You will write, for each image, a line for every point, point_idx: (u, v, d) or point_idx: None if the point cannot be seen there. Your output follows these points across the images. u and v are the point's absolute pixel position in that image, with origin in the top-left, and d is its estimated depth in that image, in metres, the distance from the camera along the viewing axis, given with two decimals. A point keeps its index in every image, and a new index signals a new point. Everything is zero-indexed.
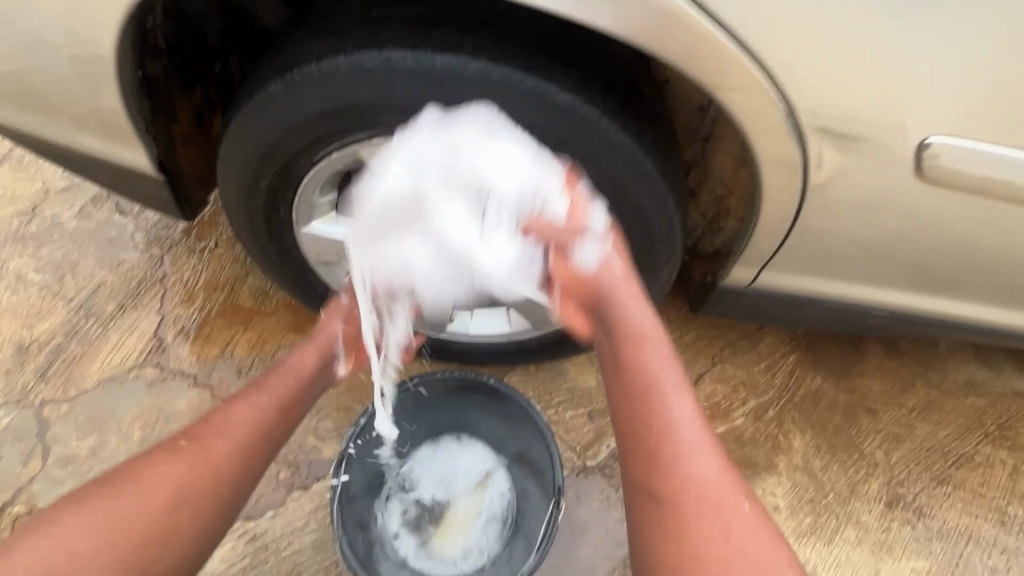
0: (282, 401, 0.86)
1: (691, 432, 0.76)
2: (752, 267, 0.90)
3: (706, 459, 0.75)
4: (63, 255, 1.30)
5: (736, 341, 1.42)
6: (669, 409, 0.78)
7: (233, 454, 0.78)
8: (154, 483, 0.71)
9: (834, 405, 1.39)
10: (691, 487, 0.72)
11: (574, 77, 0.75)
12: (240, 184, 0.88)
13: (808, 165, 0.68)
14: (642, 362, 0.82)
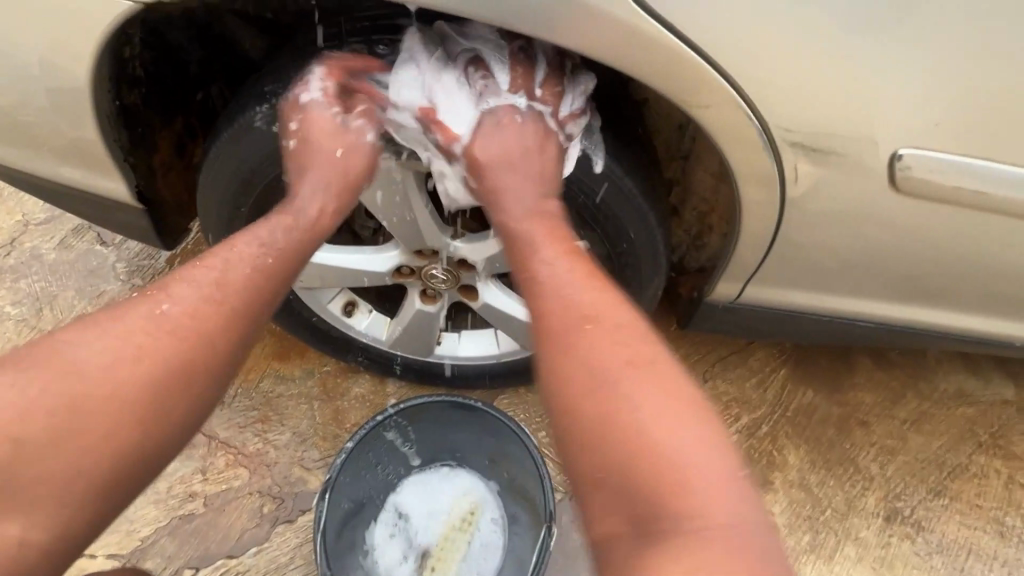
0: (242, 293, 0.67)
1: (611, 338, 0.62)
2: (737, 282, 0.91)
3: (630, 363, 0.60)
4: (42, 287, 1.27)
5: (726, 357, 1.42)
6: (583, 316, 0.64)
7: (203, 314, 0.64)
8: (116, 348, 0.59)
9: (827, 419, 1.38)
10: (609, 395, 0.58)
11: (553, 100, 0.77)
12: (220, 209, 0.87)
13: (784, 180, 0.69)
14: (552, 275, 0.69)
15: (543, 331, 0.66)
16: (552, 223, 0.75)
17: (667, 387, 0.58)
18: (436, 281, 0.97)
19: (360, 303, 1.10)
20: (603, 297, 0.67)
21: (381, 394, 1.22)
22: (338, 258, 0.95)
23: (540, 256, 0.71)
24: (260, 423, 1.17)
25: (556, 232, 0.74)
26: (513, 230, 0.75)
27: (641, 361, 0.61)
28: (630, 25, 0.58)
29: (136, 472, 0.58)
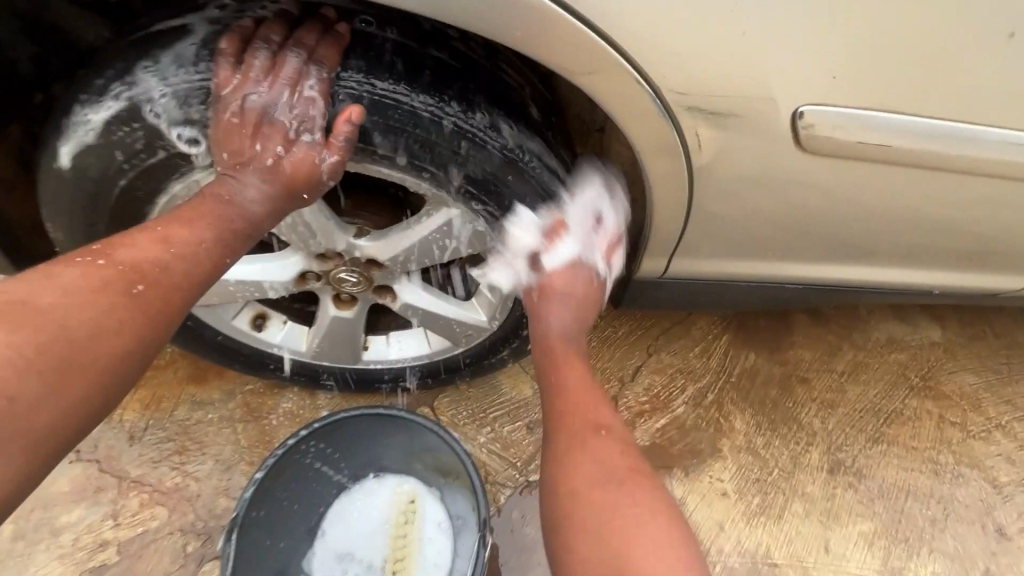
0: (200, 264, 0.67)
1: (615, 449, 0.72)
2: (662, 256, 0.87)
3: (629, 476, 0.68)
4: None
5: (669, 329, 1.41)
6: (593, 425, 0.74)
7: (163, 283, 0.63)
8: (74, 309, 0.56)
9: (770, 379, 1.40)
10: (603, 499, 0.66)
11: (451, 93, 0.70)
12: (76, 233, 0.78)
13: (688, 148, 0.66)
14: (565, 386, 0.79)
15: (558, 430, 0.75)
16: (566, 345, 0.84)
17: (654, 511, 0.65)
18: (347, 285, 0.89)
19: (272, 314, 1.01)
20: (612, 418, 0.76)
21: (311, 408, 1.14)
22: (232, 269, 0.86)
23: (563, 369, 0.81)
24: (177, 455, 1.07)
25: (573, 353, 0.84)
26: (540, 344, 0.84)
27: (643, 483, 0.68)
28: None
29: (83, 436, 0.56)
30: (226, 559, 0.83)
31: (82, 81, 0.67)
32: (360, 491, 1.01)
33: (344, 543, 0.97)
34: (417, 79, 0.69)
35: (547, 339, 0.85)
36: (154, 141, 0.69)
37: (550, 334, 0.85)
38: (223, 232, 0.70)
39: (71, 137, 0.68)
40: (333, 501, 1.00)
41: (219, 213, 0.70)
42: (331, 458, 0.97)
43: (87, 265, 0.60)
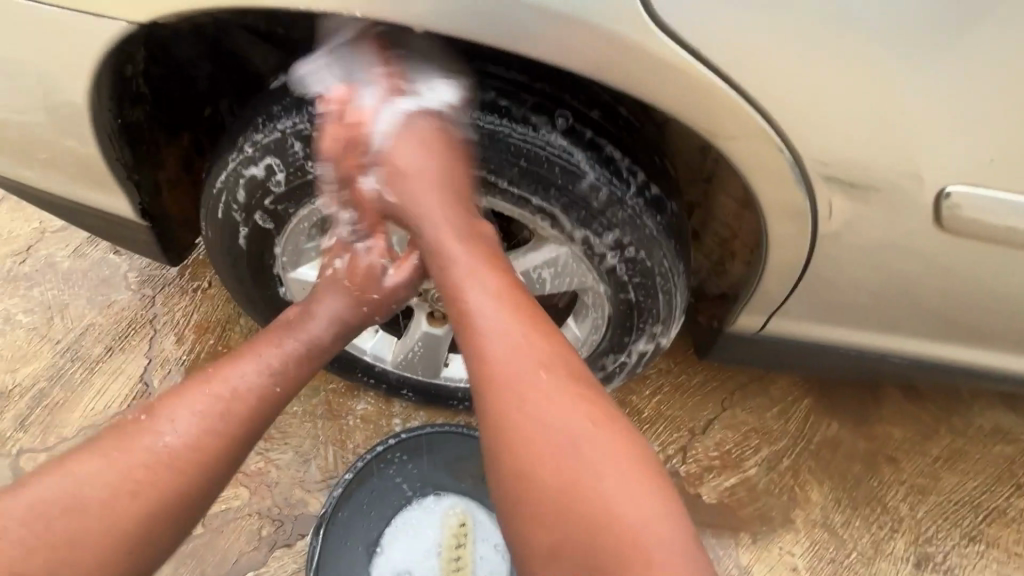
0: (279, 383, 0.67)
1: (563, 397, 0.60)
2: (760, 314, 0.86)
3: (585, 419, 0.59)
4: (54, 295, 1.27)
5: (747, 385, 1.35)
6: (534, 371, 0.61)
7: (239, 405, 0.64)
8: (155, 445, 0.60)
9: (852, 453, 1.31)
10: (548, 448, 0.58)
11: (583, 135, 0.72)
12: (223, 250, 0.87)
13: (817, 214, 0.65)
14: (510, 346, 0.63)
15: (492, 385, 0.62)
16: (496, 258, 0.70)
17: (616, 446, 0.59)
18: (444, 303, 0.94)
19: None
20: (544, 349, 0.63)
21: (386, 414, 1.18)
22: None
23: (491, 298, 0.65)
24: (262, 441, 1.14)
25: (505, 274, 0.68)
26: (455, 279, 0.68)
27: (598, 420, 0.60)
28: (660, 55, 0.54)
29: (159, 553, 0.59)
30: (312, 552, 0.93)
31: (249, 117, 0.75)
32: (417, 511, 1.02)
33: (401, 562, 0.99)
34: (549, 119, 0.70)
35: (467, 264, 0.69)
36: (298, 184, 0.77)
37: (464, 258, 0.69)
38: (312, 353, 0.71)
39: (227, 185, 0.78)
40: (391, 521, 1.01)
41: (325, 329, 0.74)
42: (402, 470, 1.02)
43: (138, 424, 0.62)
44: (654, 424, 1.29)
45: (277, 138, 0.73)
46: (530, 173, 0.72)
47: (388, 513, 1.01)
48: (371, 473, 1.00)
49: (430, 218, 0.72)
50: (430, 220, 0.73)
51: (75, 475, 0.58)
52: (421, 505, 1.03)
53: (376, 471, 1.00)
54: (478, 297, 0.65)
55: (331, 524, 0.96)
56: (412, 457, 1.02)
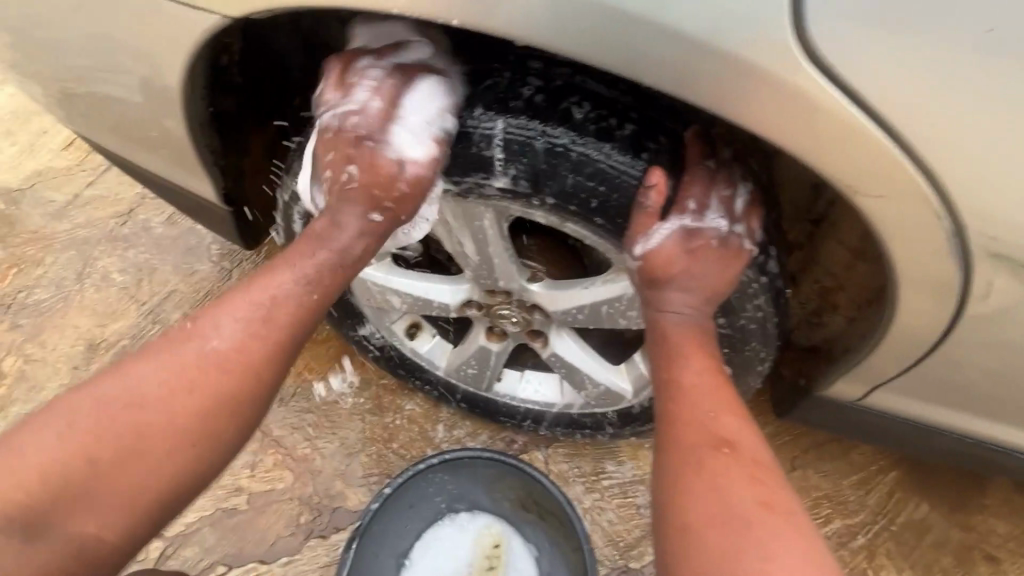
0: (246, 360, 0.60)
1: (743, 477, 0.52)
2: (861, 386, 0.77)
3: (763, 505, 0.50)
4: (146, 258, 1.36)
5: (824, 445, 1.21)
6: (714, 440, 0.54)
7: (201, 381, 0.59)
8: (155, 382, 0.58)
9: (942, 543, 1.15)
10: (731, 513, 0.50)
11: (667, 154, 0.57)
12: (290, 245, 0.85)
13: (968, 294, 0.56)
14: (697, 409, 0.56)
15: (670, 437, 0.56)
16: (704, 328, 0.61)
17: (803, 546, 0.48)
18: (506, 321, 0.89)
19: (425, 326, 1.04)
20: (736, 421, 0.56)
21: (433, 418, 1.17)
22: (408, 283, 0.89)
23: (679, 360, 0.59)
24: (312, 428, 1.15)
25: (706, 347, 0.61)
26: (662, 340, 0.60)
27: (775, 508, 0.50)
28: (808, 93, 0.46)
29: (137, 533, 0.56)
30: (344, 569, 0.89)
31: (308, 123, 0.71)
32: (451, 527, 0.99)
33: None
34: (626, 131, 0.56)
35: (678, 334, 0.60)
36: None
37: (677, 327, 0.61)
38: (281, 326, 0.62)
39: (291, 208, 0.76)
40: (422, 534, 0.99)
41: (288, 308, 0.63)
42: (440, 489, 0.99)
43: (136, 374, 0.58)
44: None
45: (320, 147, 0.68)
46: (600, 209, 0.57)
47: (419, 527, 0.99)
48: (408, 491, 0.96)
49: (655, 300, 0.61)
50: (662, 302, 0.61)
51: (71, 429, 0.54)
52: (455, 521, 1.00)
53: (415, 485, 0.96)
54: (663, 352, 0.60)
55: (365, 539, 0.92)
56: (451, 478, 0.98)
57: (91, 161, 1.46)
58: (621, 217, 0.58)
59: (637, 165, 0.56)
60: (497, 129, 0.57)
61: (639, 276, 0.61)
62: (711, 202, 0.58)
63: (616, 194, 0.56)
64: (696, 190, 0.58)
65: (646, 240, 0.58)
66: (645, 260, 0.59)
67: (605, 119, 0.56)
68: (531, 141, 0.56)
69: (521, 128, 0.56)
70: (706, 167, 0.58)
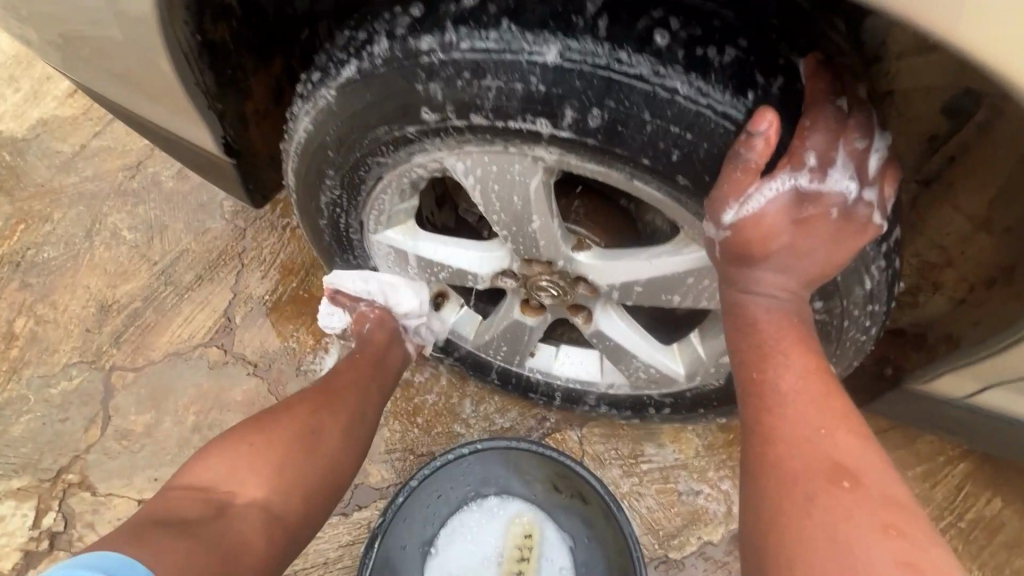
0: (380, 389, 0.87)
1: (871, 519, 0.39)
2: (979, 381, 0.67)
3: (903, 563, 0.37)
4: (156, 215, 1.28)
5: (887, 433, 1.10)
6: (830, 467, 0.41)
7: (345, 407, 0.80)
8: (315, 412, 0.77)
9: (1016, 543, 1.04)
10: (862, 575, 0.37)
11: (776, 89, 0.43)
12: (303, 206, 0.74)
13: None
14: (803, 426, 0.43)
15: (762, 458, 0.44)
16: (805, 320, 0.47)
17: None
18: (545, 294, 0.78)
19: (452, 295, 0.94)
20: (856, 443, 0.43)
21: (459, 392, 1.09)
22: (433, 248, 0.77)
23: (772, 360, 0.46)
24: None
25: (808, 343, 0.47)
26: (749, 331, 0.47)
27: (923, 568, 0.37)
28: None
29: (293, 520, 0.67)
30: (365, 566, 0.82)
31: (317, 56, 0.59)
32: (478, 514, 0.93)
33: (458, 566, 0.90)
34: (725, 58, 0.43)
35: (772, 325, 0.46)
36: (368, 160, 0.59)
37: (767, 317, 0.47)
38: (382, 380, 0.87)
39: (302, 159, 0.65)
40: (448, 522, 0.92)
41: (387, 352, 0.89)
42: (468, 475, 0.92)
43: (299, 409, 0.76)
44: None
45: (330, 83, 0.55)
46: (683, 163, 0.45)
47: (444, 513, 0.92)
48: (433, 481, 0.89)
49: (738, 279, 0.47)
50: (749, 284, 0.47)
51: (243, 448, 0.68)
52: (482, 508, 0.93)
53: (442, 474, 0.89)
54: (749, 350, 0.47)
55: (388, 531, 0.85)
56: (479, 465, 0.91)
57: (96, 109, 1.37)
58: (709, 173, 0.45)
59: (738, 103, 0.43)
60: (551, 55, 0.43)
61: (721, 252, 0.46)
62: (840, 155, 0.43)
63: (705, 142, 0.43)
64: (817, 140, 0.43)
65: (741, 205, 0.43)
66: (734, 230, 0.44)
67: (700, 44, 0.43)
68: (598, 71, 0.43)
69: (584, 52, 0.43)
70: (834, 108, 0.43)
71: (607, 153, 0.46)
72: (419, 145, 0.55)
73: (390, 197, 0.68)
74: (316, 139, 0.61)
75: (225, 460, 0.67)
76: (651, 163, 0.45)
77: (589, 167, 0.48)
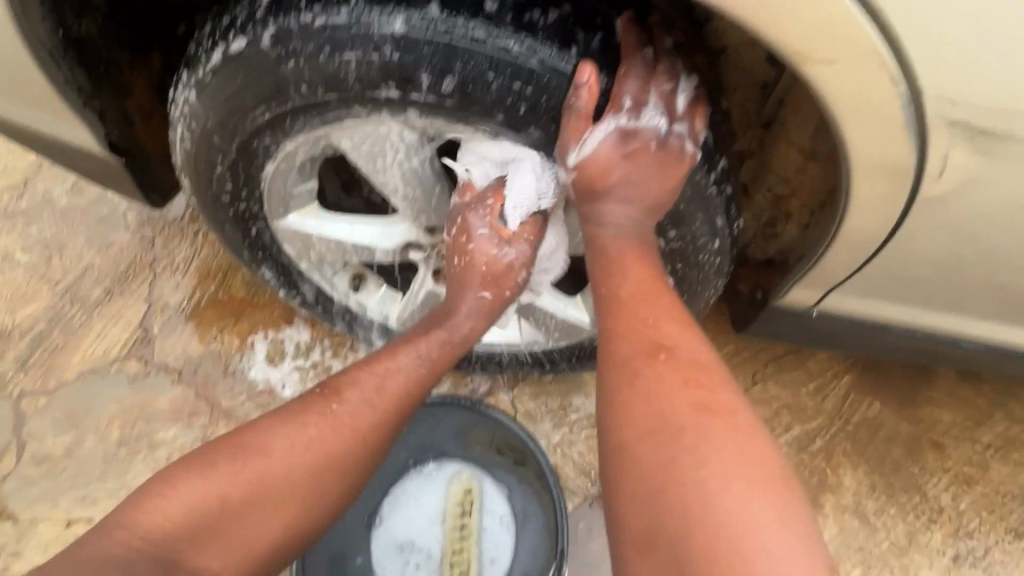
0: (341, 431, 0.63)
1: (681, 380, 0.51)
2: (817, 289, 0.75)
3: (697, 406, 0.50)
4: (52, 234, 1.22)
5: (783, 357, 1.23)
6: (651, 345, 0.54)
7: (321, 437, 0.63)
8: (253, 447, 0.60)
9: (895, 437, 1.19)
10: (670, 420, 0.50)
11: (598, 45, 0.51)
12: (202, 201, 0.75)
13: (923, 174, 0.53)
14: (635, 320, 0.55)
15: (606, 348, 0.56)
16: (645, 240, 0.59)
17: (739, 441, 0.48)
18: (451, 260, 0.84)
19: (370, 276, 0.95)
20: (677, 327, 0.55)
21: None
22: (339, 228, 0.79)
23: (611, 271, 0.58)
24: (263, 396, 1.10)
25: (647, 256, 0.59)
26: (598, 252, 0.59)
27: (713, 408, 0.50)
28: None
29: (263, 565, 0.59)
30: None
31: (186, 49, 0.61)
32: (418, 480, 0.97)
33: (404, 529, 0.94)
34: (551, 20, 0.49)
35: (618, 246, 0.59)
36: (252, 144, 0.62)
37: (614, 240, 0.59)
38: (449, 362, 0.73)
39: (190, 152, 0.67)
40: (390, 491, 0.96)
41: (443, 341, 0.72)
42: (402, 443, 0.96)
43: (319, 424, 0.63)
44: None
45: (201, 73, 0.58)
46: (530, 116, 0.51)
47: (385, 484, 0.96)
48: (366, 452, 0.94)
49: (592, 213, 0.59)
50: (598, 214, 0.59)
51: (210, 476, 0.58)
52: (422, 473, 0.97)
53: None
54: (600, 265, 0.58)
55: None
56: (410, 431, 0.96)
57: None
58: (554, 122, 0.52)
59: (567, 55, 0.49)
60: (398, 26, 0.48)
61: (574, 189, 0.59)
62: (649, 97, 0.53)
63: (545, 95, 0.50)
64: (631, 85, 0.53)
65: (580, 149, 0.54)
66: (579, 170, 0.56)
67: (528, 9, 0.49)
68: (442, 37, 0.48)
69: (427, 22, 0.48)
70: (643, 58, 0.52)
71: (465, 112, 0.52)
72: (299, 124, 0.59)
73: (286, 181, 0.71)
74: (198, 131, 0.63)
75: (176, 501, 0.55)
76: (503, 119, 0.51)
77: (454, 127, 0.54)
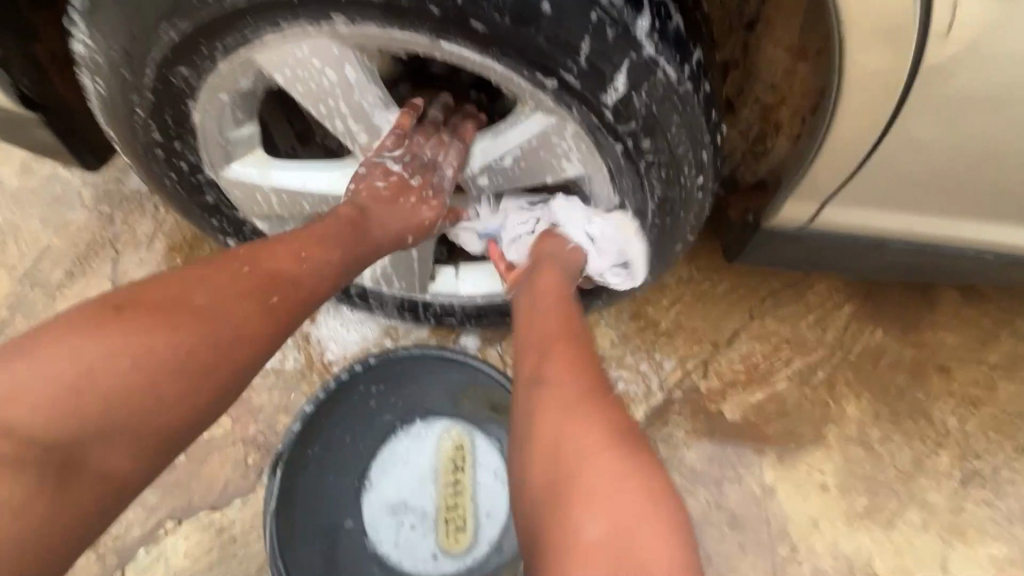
0: (245, 313, 0.56)
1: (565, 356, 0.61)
2: (813, 201, 0.69)
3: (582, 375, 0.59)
4: (5, 217, 1.15)
5: (780, 290, 1.18)
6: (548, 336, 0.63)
7: (221, 315, 0.55)
8: (136, 316, 0.52)
9: (898, 363, 1.15)
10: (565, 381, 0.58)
11: None
12: (134, 158, 0.69)
13: (927, 35, 0.48)
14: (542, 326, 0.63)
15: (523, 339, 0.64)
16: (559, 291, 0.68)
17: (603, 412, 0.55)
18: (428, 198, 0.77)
19: None
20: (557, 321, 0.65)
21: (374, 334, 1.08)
22: (287, 175, 0.72)
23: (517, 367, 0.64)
24: None
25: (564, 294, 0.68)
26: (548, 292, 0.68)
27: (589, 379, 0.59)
28: None
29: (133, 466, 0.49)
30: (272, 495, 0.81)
31: None
32: (406, 440, 0.93)
33: (395, 491, 0.91)
34: None
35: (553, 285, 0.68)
36: (169, 79, 0.56)
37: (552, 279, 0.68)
38: (346, 249, 0.65)
39: (105, 98, 0.61)
40: (378, 454, 0.92)
41: (344, 235, 0.66)
42: (385, 405, 0.92)
43: (224, 279, 0.57)
44: (672, 337, 1.13)
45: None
46: (469, 5, 0.47)
47: (373, 447, 0.92)
48: (346, 416, 0.90)
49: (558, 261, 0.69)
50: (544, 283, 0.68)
51: (63, 347, 0.48)
52: (410, 433, 0.94)
53: (351, 407, 0.90)
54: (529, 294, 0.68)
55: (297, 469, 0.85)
56: (394, 390, 0.92)
57: None
58: (497, 11, 0.47)
59: None
60: None
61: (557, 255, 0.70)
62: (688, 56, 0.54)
63: None
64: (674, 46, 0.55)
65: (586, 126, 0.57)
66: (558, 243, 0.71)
67: None
68: None
69: None
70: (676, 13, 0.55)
71: (397, 5, 0.47)
72: (214, 49, 0.53)
73: (219, 126, 0.64)
74: (106, 68, 0.56)
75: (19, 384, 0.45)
76: (438, 10, 0.47)
77: (386, 27, 0.50)
